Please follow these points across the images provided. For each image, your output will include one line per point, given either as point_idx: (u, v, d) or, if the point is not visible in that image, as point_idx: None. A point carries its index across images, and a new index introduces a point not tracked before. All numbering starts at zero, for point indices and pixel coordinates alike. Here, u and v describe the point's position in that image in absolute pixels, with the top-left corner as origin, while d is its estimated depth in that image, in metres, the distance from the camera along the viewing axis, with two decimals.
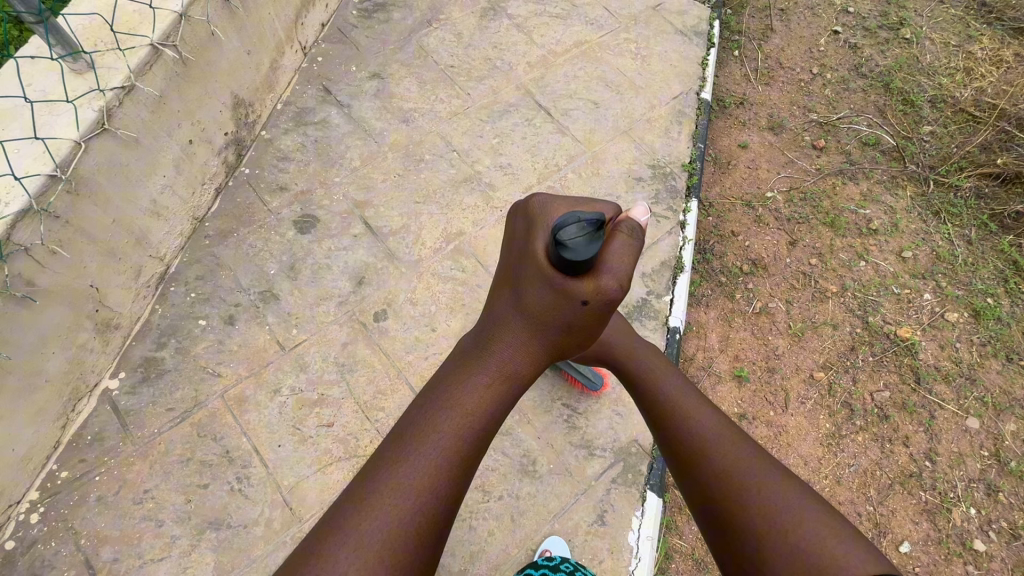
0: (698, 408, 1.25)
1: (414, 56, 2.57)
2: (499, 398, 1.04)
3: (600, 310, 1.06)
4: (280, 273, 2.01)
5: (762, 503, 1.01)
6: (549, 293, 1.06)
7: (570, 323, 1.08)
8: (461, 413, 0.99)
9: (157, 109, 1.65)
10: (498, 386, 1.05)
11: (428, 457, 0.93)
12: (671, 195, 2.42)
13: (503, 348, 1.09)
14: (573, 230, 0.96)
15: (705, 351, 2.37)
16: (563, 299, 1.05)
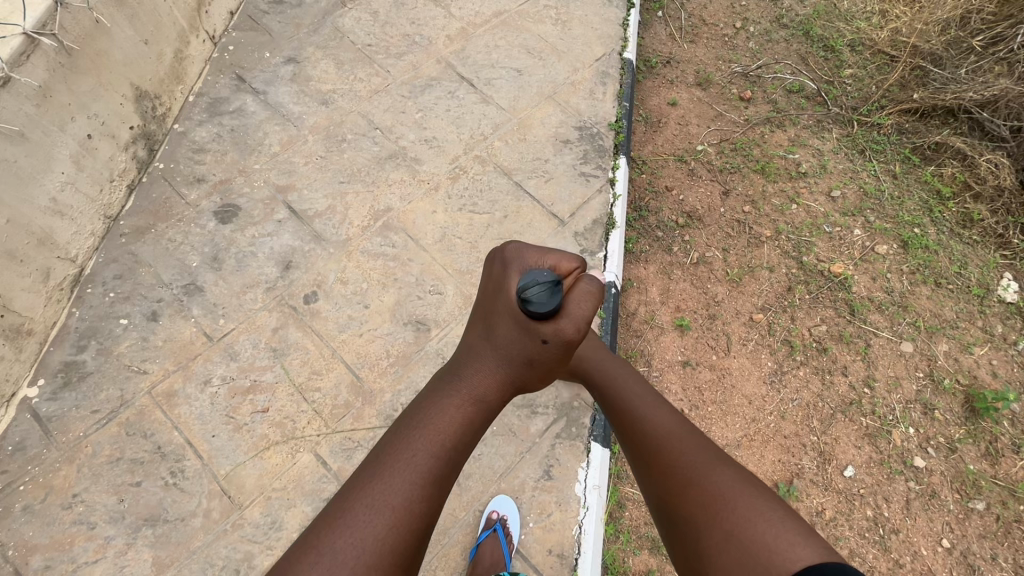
0: (654, 401, 1.19)
1: (330, 37, 2.53)
2: (473, 426, 0.99)
3: (562, 350, 1.02)
4: (203, 264, 1.96)
5: (717, 495, 0.95)
6: (514, 331, 1.03)
7: (539, 356, 1.03)
8: (434, 438, 0.94)
9: (42, 102, 1.60)
10: (474, 413, 1.00)
11: (404, 481, 0.88)
12: (599, 154, 2.44)
13: (473, 375, 1.04)
14: (535, 287, 0.97)
15: (646, 305, 2.40)
16: (532, 337, 1.01)
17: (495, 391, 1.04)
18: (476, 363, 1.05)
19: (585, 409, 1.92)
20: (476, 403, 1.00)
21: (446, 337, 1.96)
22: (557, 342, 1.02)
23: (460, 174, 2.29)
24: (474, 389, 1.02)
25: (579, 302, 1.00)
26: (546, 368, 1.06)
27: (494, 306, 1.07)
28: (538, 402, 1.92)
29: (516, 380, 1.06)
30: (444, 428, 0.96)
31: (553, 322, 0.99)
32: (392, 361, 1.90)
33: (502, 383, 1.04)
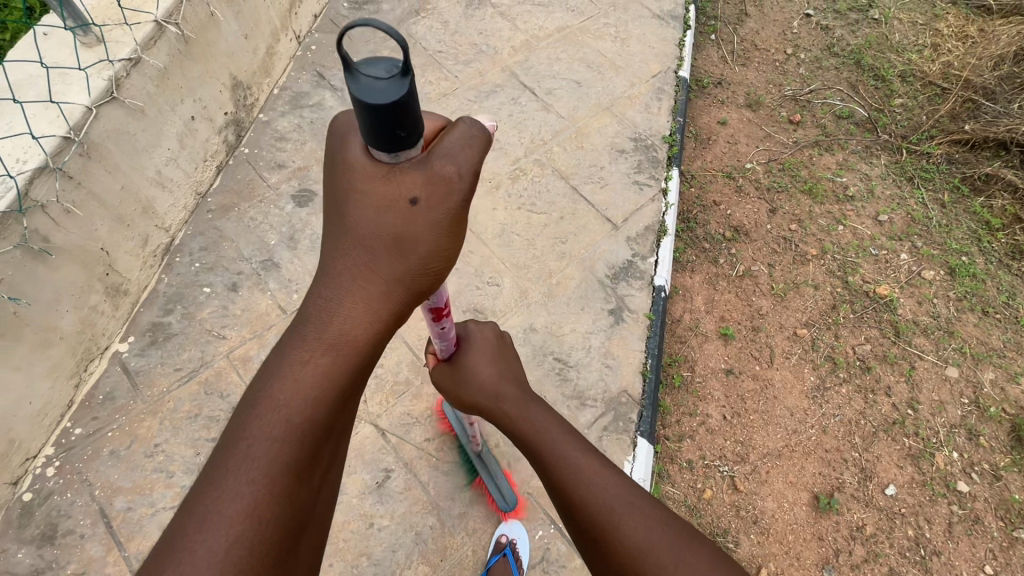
0: (572, 436, 1.05)
1: (404, 43, 2.70)
2: (338, 378, 0.78)
3: (438, 213, 0.78)
4: (280, 243, 2.10)
5: (663, 569, 0.85)
6: (374, 215, 0.78)
7: (417, 236, 0.78)
8: (282, 420, 0.75)
9: (161, 83, 1.76)
10: (334, 363, 0.78)
11: (245, 483, 0.71)
12: (653, 165, 2.53)
13: (328, 306, 0.79)
14: (381, 68, 0.68)
15: (691, 312, 2.46)
16: (399, 204, 0.78)
17: (350, 326, 0.79)
18: (325, 282, 0.79)
19: (632, 405, 1.99)
20: (336, 351, 0.78)
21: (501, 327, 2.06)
22: (437, 205, 0.79)
23: (520, 175, 2.40)
24: (330, 333, 0.79)
25: (457, 140, 0.79)
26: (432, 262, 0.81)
27: (331, 188, 0.81)
28: (587, 395, 1.98)
29: (394, 283, 0.80)
30: (292, 399, 0.75)
31: (432, 167, 0.78)
32: None
33: (367, 305, 0.79)
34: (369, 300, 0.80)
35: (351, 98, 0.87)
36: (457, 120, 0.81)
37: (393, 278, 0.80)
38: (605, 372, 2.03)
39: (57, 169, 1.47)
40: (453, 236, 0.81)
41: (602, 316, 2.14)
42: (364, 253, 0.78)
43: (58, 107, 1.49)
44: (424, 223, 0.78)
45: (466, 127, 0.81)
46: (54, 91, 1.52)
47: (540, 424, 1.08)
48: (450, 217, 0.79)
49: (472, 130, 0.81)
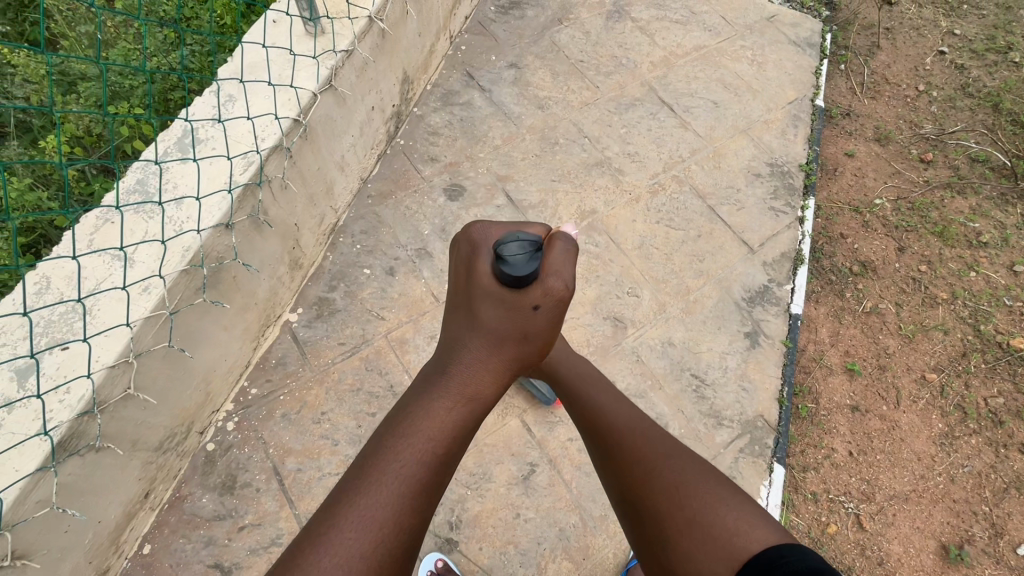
0: (627, 406, 1.35)
1: (548, 50, 2.76)
2: (463, 428, 1.05)
3: (552, 313, 1.09)
4: (433, 234, 2.19)
5: (693, 502, 1.08)
6: (501, 309, 1.08)
7: (528, 330, 1.10)
8: (420, 444, 0.99)
9: (361, 73, 1.86)
10: (461, 407, 1.07)
11: (388, 494, 0.94)
12: (789, 192, 2.52)
13: (464, 370, 1.10)
14: (514, 247, 1.00)
15: (816, 344, 2.43)
16: (518, 307, 1.07)
17: (480, 384, 1.10)
18: (468, 352, 1.12)
19: (768, 431, 1.99)
20: (468, 400, 1.07)
21: (640, 337, 2.09)
22: (547, 308, 1.09)
23: (659, 190, 2.43)
24: (462, 386, 1.08)
25: (558, 259, 1.09)
26: (540, 341, 1.14)
27: (469, 288, 1.12)
28: (723, 414, 2.00)
29: (513, 356, 1.14)
30: (428, 436, 1.01)
31: (542, 283, 1.07)
32: (591, 350, 2.05)
33: (491, 370, 1.11)
34: (496, 365, 1.12)
35: (479, 220, 1.16)
36: (560, 238, 1.11)
37: (509, 354, 1.13)
38: (741, 394, 2.04)
39: (286, 148, 1.57)
40: (556, 327, 1.14)
41: (739, 338, 2.15)
42: (488, 333, 1.11)
43: (291, 90, 1.59)
44: (545, 317, 1.10)
45: (564, 244, 1.12)
46: (286, 75, 1.61)
47: (599, 394, 1.41)
48: (551, 319, 1.12)
49: (569, 246, 1.11)
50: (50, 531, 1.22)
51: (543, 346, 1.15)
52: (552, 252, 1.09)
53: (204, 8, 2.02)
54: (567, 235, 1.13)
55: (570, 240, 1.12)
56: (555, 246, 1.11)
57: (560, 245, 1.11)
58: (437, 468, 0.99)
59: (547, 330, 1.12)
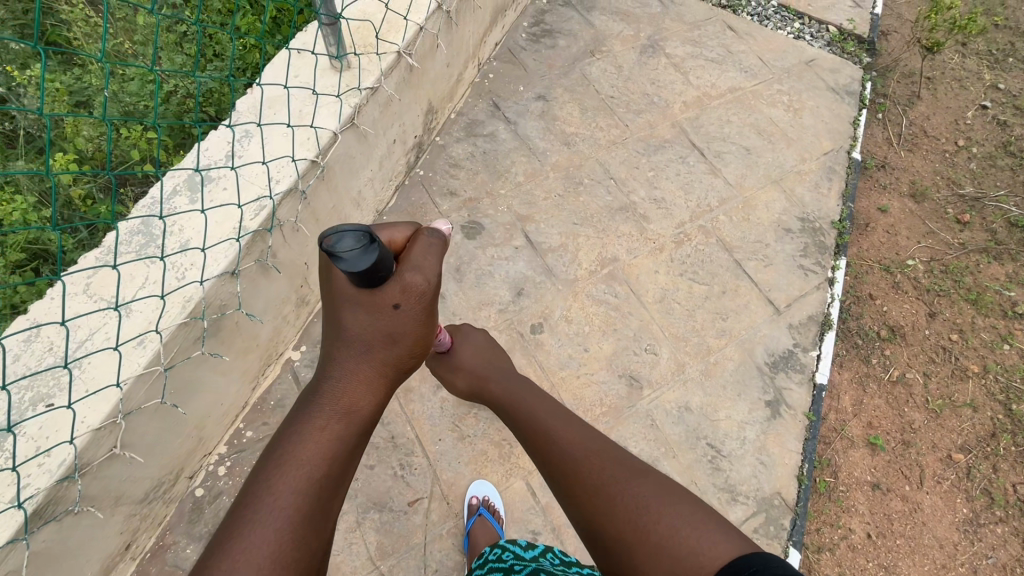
0: (564, 416, 1.21)
1: (577, 83, 2.67)
2: (343, 446, 0.89)
3: (419, 308, 0.95)
4: (446, 273, 2.11)
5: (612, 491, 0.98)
6: (362, 315, 0.93)
7: (398, 332, 0.94)
8: (297, 476, 0.83)
9: (384, 108, 1.78)
10: (339, 428, 0.90)
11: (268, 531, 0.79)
12: (819, 250, 2.41)
13: (337, 386, 0.93)
14: (348, 239, 0.80)
15: (838, 412, 2.32)
16: (377, 309, 0.93)
17: (356, 399, 0.93)
18: (338, 367, 0.95)
19: (785, 511, 1.88)
20: (341, 418, 0.90)
21: (656, 399, 1.99)
22: (410, 304, 0.94)
23: (684, 240, 2.33)
24: (337, 402, 0.92)
25: (418, 253, 0.96)
26: (414, 341, 0.97)
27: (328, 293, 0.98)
28: (739, 490, 1.89)
29: (389, 363, 0.97)
30: (306, 462, 0.85)
31: (398, 278, 0.92)
32: (604, 410, 1.95)
33: (367, 381, 0.94)
34: (376, 377, 0.95)
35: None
36: (420, 233, 0.98)
37: (382, 361, 0.96)
38: (758, 468, 1.94)
39: (301, 191, 1.49)
40: (430, 323, 0.99)
41: (760, 407, 2.04)
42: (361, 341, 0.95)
43: (310, 130, 1.51)
44: (415, 316, 0.95)
45: (430, 238, 0.99)
46: (305, 113, 1.53)
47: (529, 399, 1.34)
48: (421, 311, 0.96)
49: (429, 239, 0.98)
50: None
51: (418, 346, 0.99)
52: (410, 250, 0.95)
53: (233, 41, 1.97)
54: (432, 232, 1.00)
55: (434, 237, 0.99)
56: (417, 241, 0.98)
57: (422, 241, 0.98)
58: (319, 496, 0.83)
59: (421, 329, 0.98)
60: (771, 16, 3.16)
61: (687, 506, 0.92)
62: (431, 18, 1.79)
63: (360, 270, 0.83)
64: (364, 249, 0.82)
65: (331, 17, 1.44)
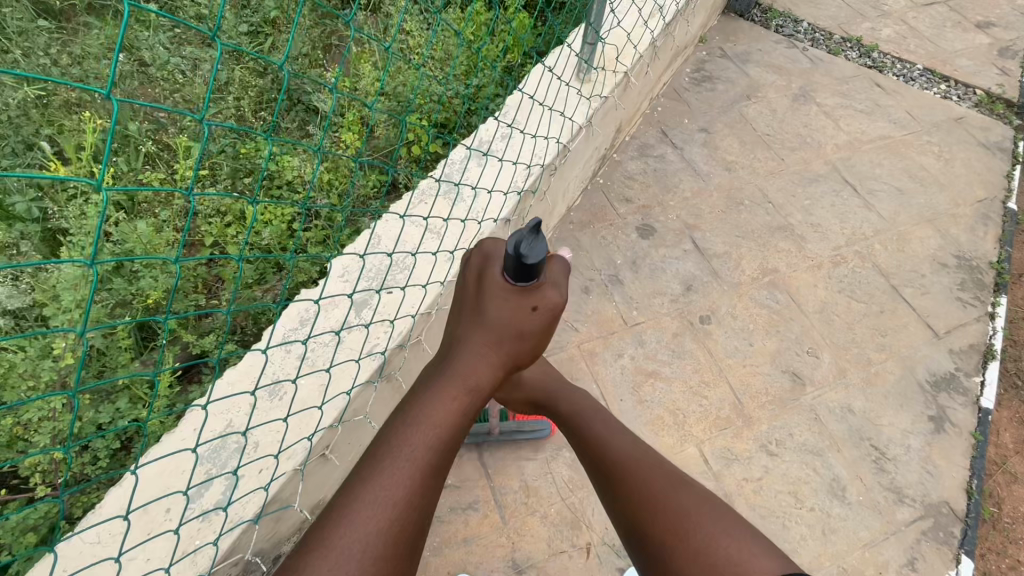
0: (616, 429, 1.26)
1: (736, 121, 2.99)
2: (462, 429, 0.95)
3: (551, 316, 1.05)
4: (624, 263, 2.40)
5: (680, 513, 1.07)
6: (506, 307, 1.03)
7: (530, 331, 1.04)
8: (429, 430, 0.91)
9: (604, 116, 2.15)
10: (464, 408, 0.96)
11: (400, 480, 0.85)
12: (977, 287, 2.49)
13: (468, 362, 1.00)
14: (524, 244, 0.94)
15: (999, 447, 2.29)
16: (522, 304, 1.03)
17: (480, 389, 0.99)
18: (466, 356, 1.01)
19: (954, 520, 1.91)
20: (467, 398, 0.97)
21: (820, 397, 2.13)
22: (545, 310, 1.04)
23: (840, 261, 2.50)
24: (463, 393, 0.97)
25: (557, 272, 1.10)
26: (539, 341, 1.06)
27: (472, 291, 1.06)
28: (906, 492, 1.95)
29: (511, 358, 1.05)
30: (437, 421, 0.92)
31: (542, 287, 1.04)
32: (770, 398, 2.11)
33: (490, 374, 1.01)
34: (495, 369, 1.03)
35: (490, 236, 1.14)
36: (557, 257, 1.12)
37: (505, 354, 1.04)
38: (925, 475, 1.99)
39: (553, 168, 1.87)
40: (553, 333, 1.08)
41: (923, 420, 2.11)
42: (494, 336, 1.03)
43: (564, 121, 1.89)
44: (542, 321, 1.05)
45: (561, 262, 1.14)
46: (559, 109, 1.91)
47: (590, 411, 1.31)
48: (552, 321, 1.06)
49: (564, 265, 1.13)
50: (350, 437, 1.44)
51: (538, 347, 1.07)
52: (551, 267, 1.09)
53: (476, 67, 2.51)
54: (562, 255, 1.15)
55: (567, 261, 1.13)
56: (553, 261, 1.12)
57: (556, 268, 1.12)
58: (438, 472, 0.89)
59: (544, 332, 1.06)
60: (917, 78, 3.38)
61: (726, 519, 1.06)
62: (645, 47, 2.18)
63: (530, 262, 0.96)
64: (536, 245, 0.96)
65: (595, 37, 1.83)
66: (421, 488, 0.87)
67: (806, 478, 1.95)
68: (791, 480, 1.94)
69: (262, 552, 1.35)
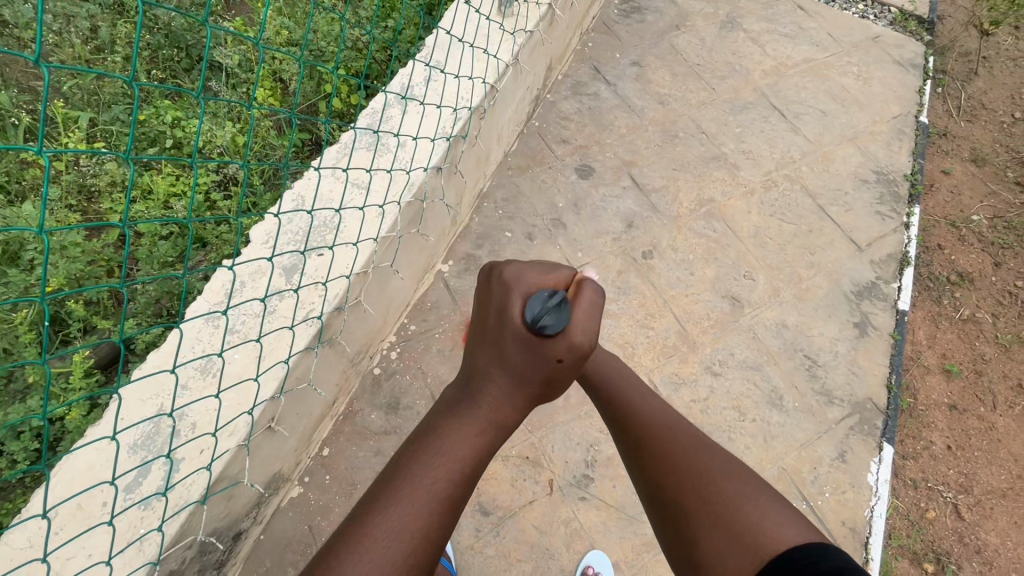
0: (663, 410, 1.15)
1: (667, 52, 2.96)
2: (483, 458, 0.97)
3: (577, 362, 0.97)
4: (565, 206, 2.39)
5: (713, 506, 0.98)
6: (528, 347, 0.97)
7: (552, 372, 0.98)
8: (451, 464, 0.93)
9: (532, 53, 2.07)
10: (485, 443, 0.98)
11: (411, 521, 0.87)
12: (894, 199, 2.65)
13: (488, 401, 1.00)
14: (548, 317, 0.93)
15: (914, 344, 2.51)
16: (548, 357, 0.96)
17: (504, 419, 1.00)
18: (489, 383, 1.01)
19: (877, 413, 2.11)
20: (489, 432, 0.99)
21: (757, 316, 2.24)
22: (573, 362, 0.97)
23: (771, 186, 2.59)
24: (487, 420, 0.99)
25: (584, 313, 0.95)
26: (566, 381, 1.02)
27: (498, 320, 1.01)
28: (834, 393, 2.13)
29: (535, 395, 1.02)
30: (458, 458, 0.94)
31: (568, 334, 0.94)
32: (712, 322, 2.21)
33: (515, 407, 1.00)
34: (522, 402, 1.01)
35: (515, 264, 1.03)
36: (585, 287, 0.97)
37: (533, 390, 1.01)
38: (851, 376, 2.17)
39: (483, 110, 1.80)
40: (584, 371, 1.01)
41: (849, 327, 2.28)
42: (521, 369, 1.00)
43: (489, 60, 1.81)
44: (569, 368, 0.98)
45: (589, 291, 0.98)
46: (483, 47, 1.82)
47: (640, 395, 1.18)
48: (582, 365, 0.99)
49: (595, 294, 0.98)
50: (296, 406, 1.42)
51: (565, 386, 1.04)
52: (578, 302, 0.96)
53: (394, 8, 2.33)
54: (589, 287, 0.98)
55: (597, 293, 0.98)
56: (582, 294, 0.98)
57: (588, 294, 0.98)
58: (455, 501, 0.91)
59: (572, 376, 1.01)
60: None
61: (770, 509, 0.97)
62: None
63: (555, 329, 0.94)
64: (561, 313, 0.93)
65: None
66: (442, 510, 0.90)
67: (747, 392, 2.08)
68: (733, 396, 2.07)
69: (218, 530, 1.32)
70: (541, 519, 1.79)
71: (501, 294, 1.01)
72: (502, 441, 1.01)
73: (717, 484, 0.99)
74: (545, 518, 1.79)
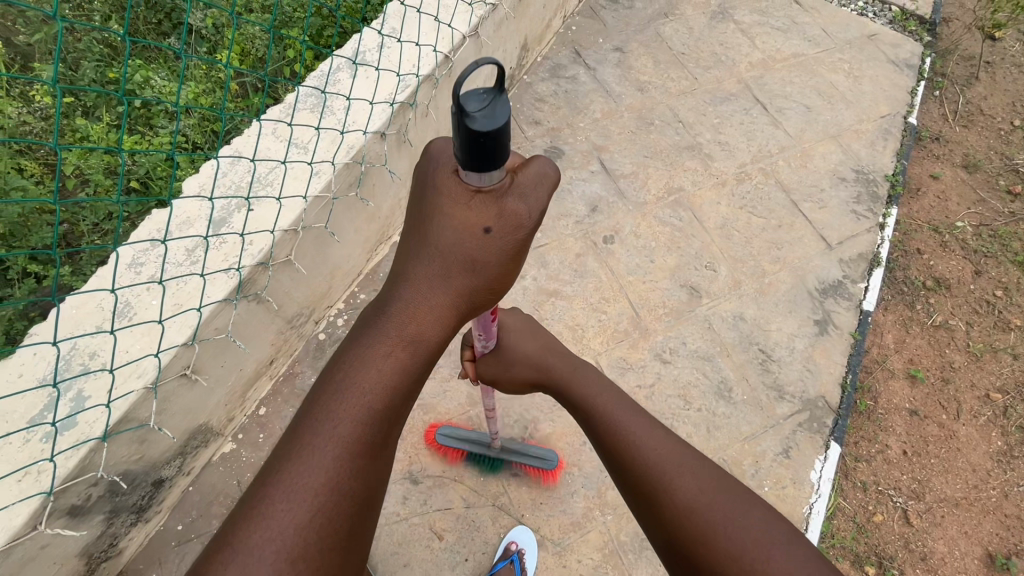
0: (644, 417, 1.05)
1: (652, 39, 2.92)
2: (405, 379, 0.85)
3: (507, 243, 0.85)
4: None
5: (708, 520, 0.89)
6: (452, 232, 0.85)
7: (480, 261, 0.85)
8: (358, 397, 0.81)
9: (497, 29, 2.06)
10: (406, 358, 0.85)
11: (326, 453, 0.78)
12: (871, 199, 2.59)
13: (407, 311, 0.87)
14: (472, 99, 0.71)
15: (880, 348, 2.46)
16: (469, 231, 0.84)
17: (425, 328, 0.86)
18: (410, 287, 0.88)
19: (828, 411, 2.07)
20: (408, 346, 0.85)
21: (714, 307, 2.21)
22: (502, 234, 0.85)
23: (744, 179, 2.54)
24: (402, 330, 0.86)
25: (529, 184, 0.86)
26: (496, 277, 0.87)
27: (423, 207, 0.88)
28: (786, 389, 2.09)
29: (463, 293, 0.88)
30: (370, 384, 0.83)
31: (500, 204, 0.84)
32: (667, 310, 2.18)
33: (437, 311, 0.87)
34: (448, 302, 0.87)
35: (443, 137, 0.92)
36: (534, 159, 0.88)
37: (457, 288, 0.87)
38: (805, 373, 2.13)
39: (436, 79, 1.79)
40: (520, 263, 0.88)
41: (809, 324, 2.24)
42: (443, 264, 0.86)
43: (445, 30, 1.80)
44: (499, 251, 0.85)
45: (542, 169, 0.88)
46: (440, 16, 1.81)
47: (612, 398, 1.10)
48: (513, 247, 0.86)
49: (546, 171, 0.88)
50: (217, 357, 1.44)
51: (498, 280, 0.88)
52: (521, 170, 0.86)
53: None
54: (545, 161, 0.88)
55: (544, 174, 0.87)
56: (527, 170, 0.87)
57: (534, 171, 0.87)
58: (377, 430, 0.81)
59: (506, 264, 0.86)
60: None
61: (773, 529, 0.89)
62: None
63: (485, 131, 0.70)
64: (495, 107, 0.71)
65: None
66: (363, 438, 0.80)
67: (695, 382, 2.06)
68: (681, 385, 2.05)
69: (128, 474, 1.34)
70: (470, 492, 1.79)
71: (428, 165, 0.88)
72: (431, 356, 0.87)
73: (696, 505, 0.91)
74: (474, 491, 1.79)
